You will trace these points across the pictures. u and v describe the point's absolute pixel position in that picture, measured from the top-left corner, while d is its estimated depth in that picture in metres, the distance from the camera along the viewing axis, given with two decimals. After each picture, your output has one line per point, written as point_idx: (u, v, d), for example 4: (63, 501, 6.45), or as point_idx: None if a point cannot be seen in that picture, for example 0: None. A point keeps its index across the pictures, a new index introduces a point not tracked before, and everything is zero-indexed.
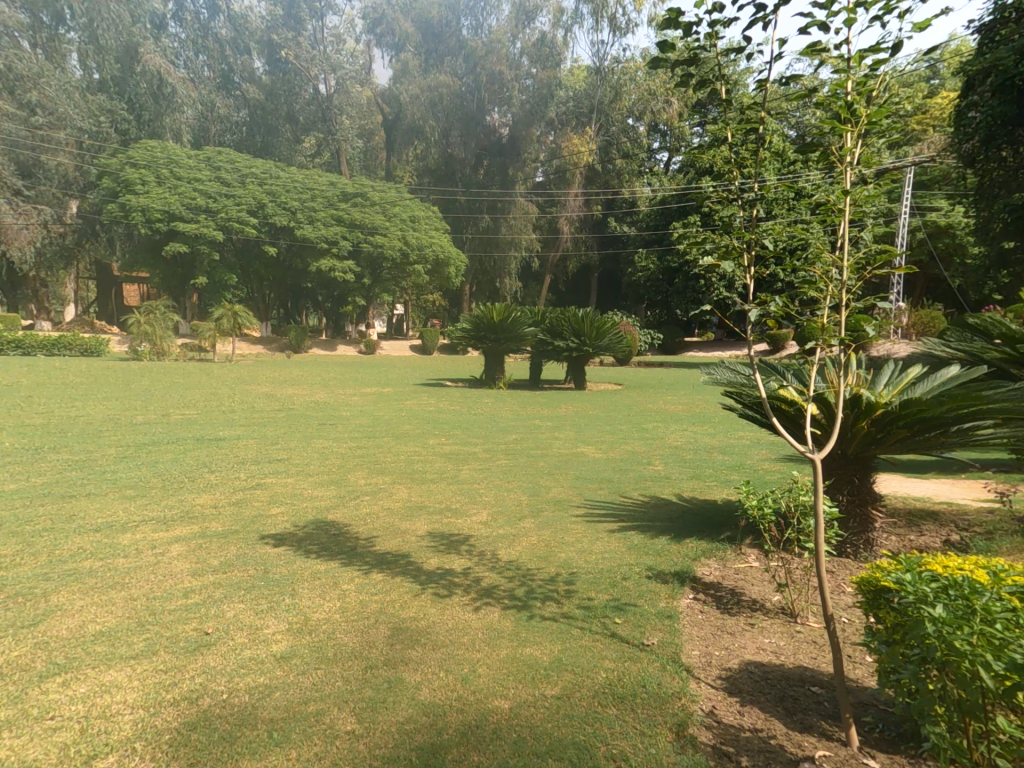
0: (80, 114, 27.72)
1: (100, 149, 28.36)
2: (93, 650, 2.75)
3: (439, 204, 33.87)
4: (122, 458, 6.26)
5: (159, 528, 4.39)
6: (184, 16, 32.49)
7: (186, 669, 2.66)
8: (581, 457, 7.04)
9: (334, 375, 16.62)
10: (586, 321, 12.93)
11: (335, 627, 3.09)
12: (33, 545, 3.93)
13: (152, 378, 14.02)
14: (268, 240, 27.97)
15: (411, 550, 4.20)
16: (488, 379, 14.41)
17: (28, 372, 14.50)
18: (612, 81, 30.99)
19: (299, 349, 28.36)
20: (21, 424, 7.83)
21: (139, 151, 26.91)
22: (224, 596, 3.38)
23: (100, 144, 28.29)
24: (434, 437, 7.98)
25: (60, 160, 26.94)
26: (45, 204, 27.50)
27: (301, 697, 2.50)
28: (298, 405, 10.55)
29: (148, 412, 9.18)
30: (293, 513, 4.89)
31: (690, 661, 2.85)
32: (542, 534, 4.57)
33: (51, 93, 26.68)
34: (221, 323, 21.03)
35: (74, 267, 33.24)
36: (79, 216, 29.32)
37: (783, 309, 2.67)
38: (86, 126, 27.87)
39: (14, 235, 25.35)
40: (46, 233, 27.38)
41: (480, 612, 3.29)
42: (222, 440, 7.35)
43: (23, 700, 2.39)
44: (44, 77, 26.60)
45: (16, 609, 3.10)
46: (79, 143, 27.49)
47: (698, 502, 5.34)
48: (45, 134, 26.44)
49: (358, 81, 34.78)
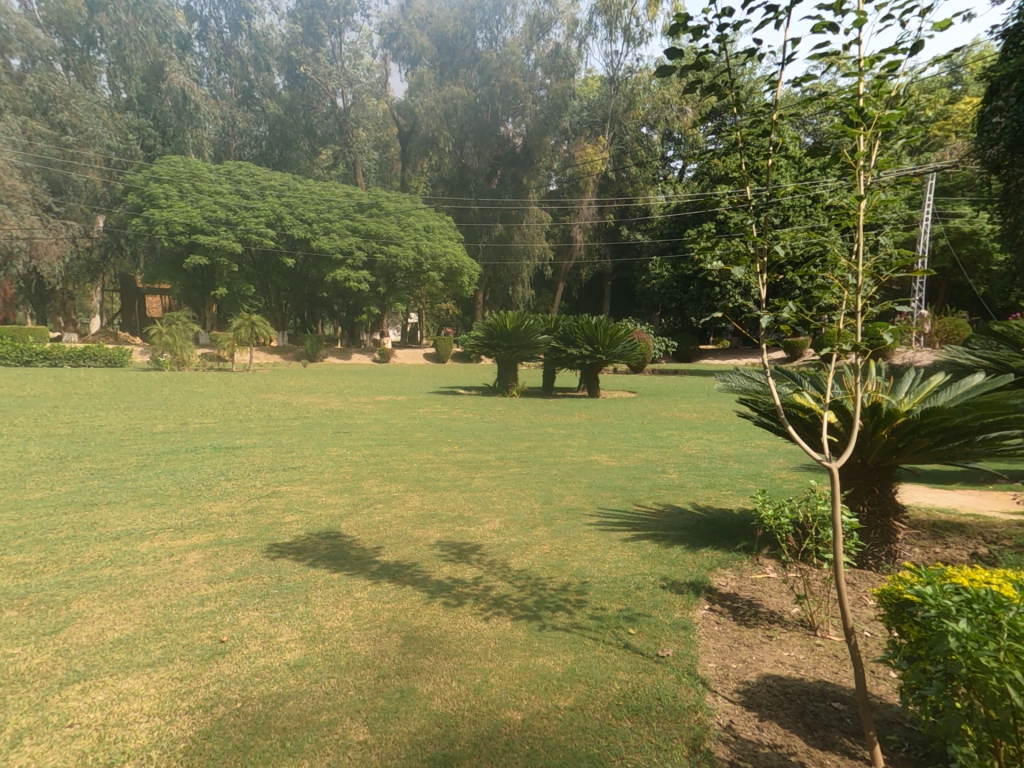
0: (108, 132, 28.77)
1: (126, 166, 29.37)
2: (111, 659, 2.79)
3: (454, 213, 34.19)
4: (142, 466, 6.39)
5: (177, 535, 4.46)
6: (209, 36, 33.77)
7: (201, 677, 2.69)
8: (594, 465, 7.02)
9: (349, 383, 16.84)
10: (600, 328, 12.94)
11: (348, 636, 3.11)
12: (57, 552, 4.03)
13: (172, 388, 14.29)
14: (286, 251, 28.45)
15: (422, 559, 4.21)
16: (502, 387, 14.44)
17: (55, 382, 14.98)
18: (625, 91, 31.06)
19: (315, 358, 28.64)
20: (47, 433, 8.05)
21: (163, 166, 27.74)
22: (239, 604, 3.42)
23: (126, 161, 29.30)
24: (448, 445, 8.01)
25: (89, 176, 27.98)
26: (74, 219, 28.34)
27: (313, 706, 2.51)
28: (314, 413, 10.66)
29: (169, 420, 9.39)
30: (307, 521, 4.95)
31: (706, 673, 2.80)
32: (555, 542, 4.55)
33: (80, 112, 27.66)
34: (238, 333, 21.35)
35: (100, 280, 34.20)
36: (105, 230, 29.95)
37: (797, 315, 2.65)
38: (114, 144, 28.89)
39: (43, 251, 26.16)
40: (74, 247, 28.30)
41: (492, 622, 3.27)
42: (238, 447, 7.48)
43: (43, 707, 2.44)
44: (74, 97, 27.81)
45: (39, 615, 3.18)
46: (107, 160, 28.55)
47: (713, 511, 5.27)
48: (75, 152, 27.52)
49: (374, 95, 35.33)
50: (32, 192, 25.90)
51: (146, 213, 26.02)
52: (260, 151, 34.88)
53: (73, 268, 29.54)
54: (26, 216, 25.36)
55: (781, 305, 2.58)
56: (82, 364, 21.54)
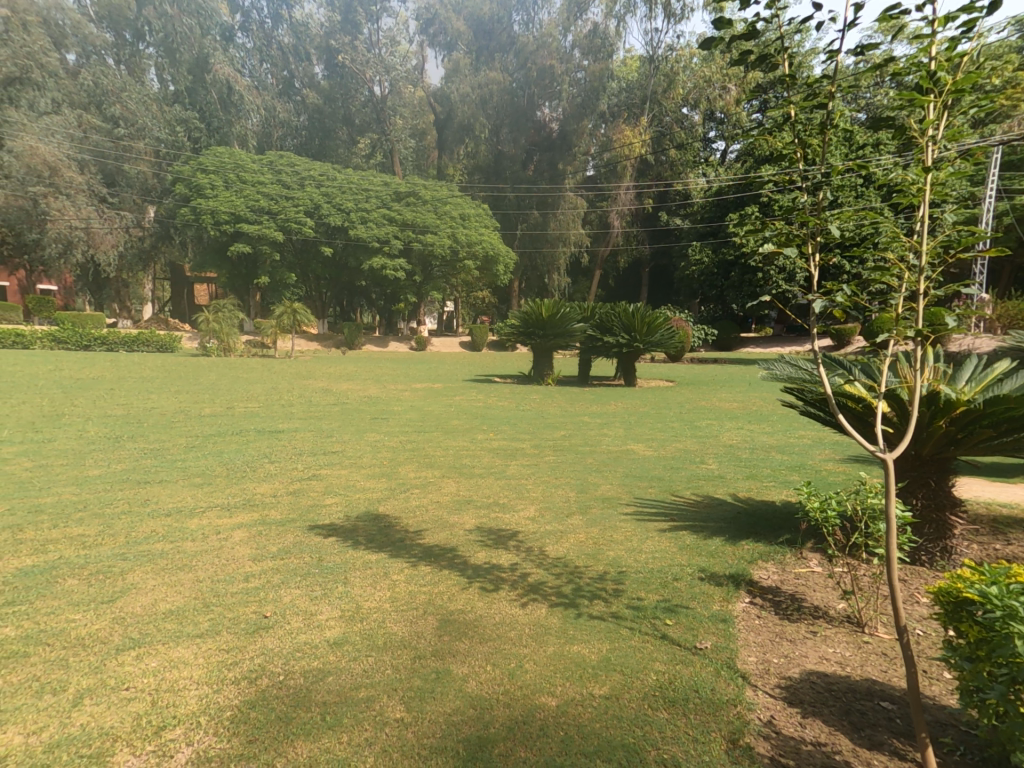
0: (158, 125, 30.04)
1: (175, 158, 30.68)
2: (164, 628, 2.93)
3: (489, 201, 34.19)
4: (191, 447, 6.68)
5: (224, 514, 4.64)
6: (251, 26, 34.42)
7: (245, 650, 2.80)
8: (629, 455, 6.90)
9: (387, 371, 17.10)
10: (637, 315, 12.52)
11: (386, 616, 3.18)
12: (113, 526, 4.26)
13: (220, 373, 14.87)
14: (325, 240, 28.99)
15: (458, 544, 4.26)
16: (537, 375, 14.32)
17: (113, 366, 15.85)
18: (666, 70, 30.01)
19: (354, 346, 29.18)
20: (106, 414, 8.53)
21: (209, 158, 28.69)
22: (282, 582, 3.53)
23: (175, 153, 30.62)
24: (482, 432, 8.04)
25: (141, 168, 29.48)
26: (127, 210, 29.77)
27: (352, 683, 2.58)
28: (352, 400, 10.86)
29: (216, 403, 9.78)
30: (347, 503, 5.08)
31: (747, 667, 2.72)
32: (591, 531, 4.52)
33: (131, 106, 29.06)
34: (281, 320, 21.88)
35: (152, 270, 35.74)
36: (157, 220, 31.35)
37: (852, 298, 2.50)
38: (164, 137, 30.20)
39: (100, 240, 27.79)
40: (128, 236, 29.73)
41: (527, 609, 3.28)
42: (282, 431, 7.73)
43: (102, 670, 2.58)
44: (125, 91, 29.27)
45: (98, 585, 3.36)
46: (156, 153, 29.96)
47: (754, 503, 5.12)
48: (127, 145, 29.05)
49: (410, 82, 35.56)
50: (89, 184, 27.47)
51: (194, 203, 27.01)
52: (301, 141, 35.59)
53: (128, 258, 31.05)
54: (84, 208, 26.96)
55: (833, 289, 2.44)
56: (136, 350, 22.66)
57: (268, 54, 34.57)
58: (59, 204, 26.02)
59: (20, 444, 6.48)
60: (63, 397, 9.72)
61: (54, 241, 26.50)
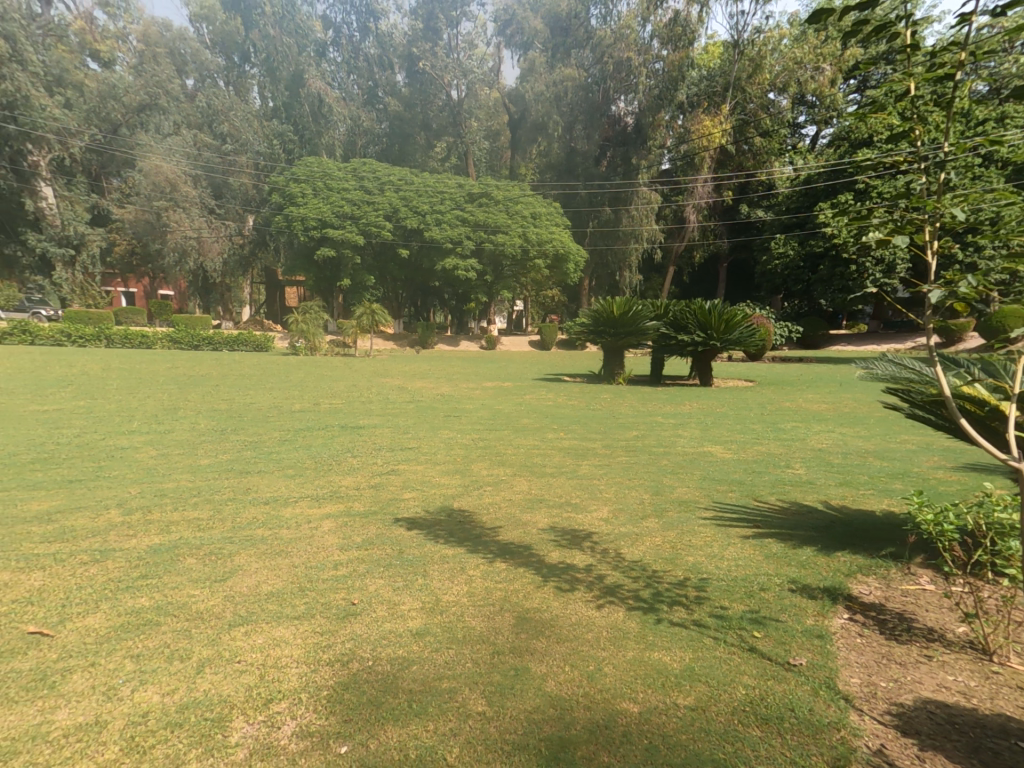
0: (258, 140, 32.67)
1: (272, 169, 33.15)
2: (266, 608, 3.14)
3: (561, 198, 34.52)
4: (284, 440, 7.14)
5: (313, 504, 4.92)
6: (341, 41, 37.04)
7: (338, 634, 2.95)
8: (708, 457, 6.64)
9: (459, 370, 17.48)
10: (714, 312, 12.03)
11: (464, 610, 3.24)
12: (221, 511, 4.63)
13: (307, 371, 15.82)
14: (402, 243, 30.01)
15: (533, 542, 4.27)
16: (607, 374, 14.13)
17: (216, 364, 17.30)
18: (751, 54, 28.29)
19: (427, 345, 30.08)
20: (212, 408, 9.33)
21: (301, 167, 30.73)
22: (367, 571, 3.69)
23: (272, 165, 33.08)
24: (553, 431, 8.02)
25: (243, 180, 31.95)
26: (231, 219, 32.49)
27: (436, 673, 2.65)
28: (426, 398, 11.19)
29: (305, 400, 10.41)
30: (423, 498, 5.23)
31: (850, 688, 2.53)
32: (668, 535, 4.38)
33: (238, 123, 31.73)
34: (361, 321, 22.85)
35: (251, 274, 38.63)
36: (255, 228, 33.88)
37: (978, 289, 2.25)
38: (263, 150, 32.84)
39: (209, 248, 30.32)
40: (231, 245, 32.32)
41: (604, 611, 3.23)
42: (362, 427, 8.08)
43: (217, 643, 2.80)
44: (232, 110, 32.20)
45: (211, 564, 3.66)
46: (256, 165, 32.42)
47: (850, 512, 4.76)
48: (232, 159, 31.64)
49: (487, 84, 36.18)
50: (200, 197, 30.28)
51: (287, 211, 28.99)
52: (382, 148, 37.05)
53: (233, 264, 33.52)
54: (197, 220, 29.67)
55: (956, 278, 2.20)
56: (236, 349, 24.47)
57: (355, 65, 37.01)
58: (177, 216, 28.90)
59: (143, 434, 7.21)
60: (177, 393, 10.74)
61: (172, 252, 29.48)
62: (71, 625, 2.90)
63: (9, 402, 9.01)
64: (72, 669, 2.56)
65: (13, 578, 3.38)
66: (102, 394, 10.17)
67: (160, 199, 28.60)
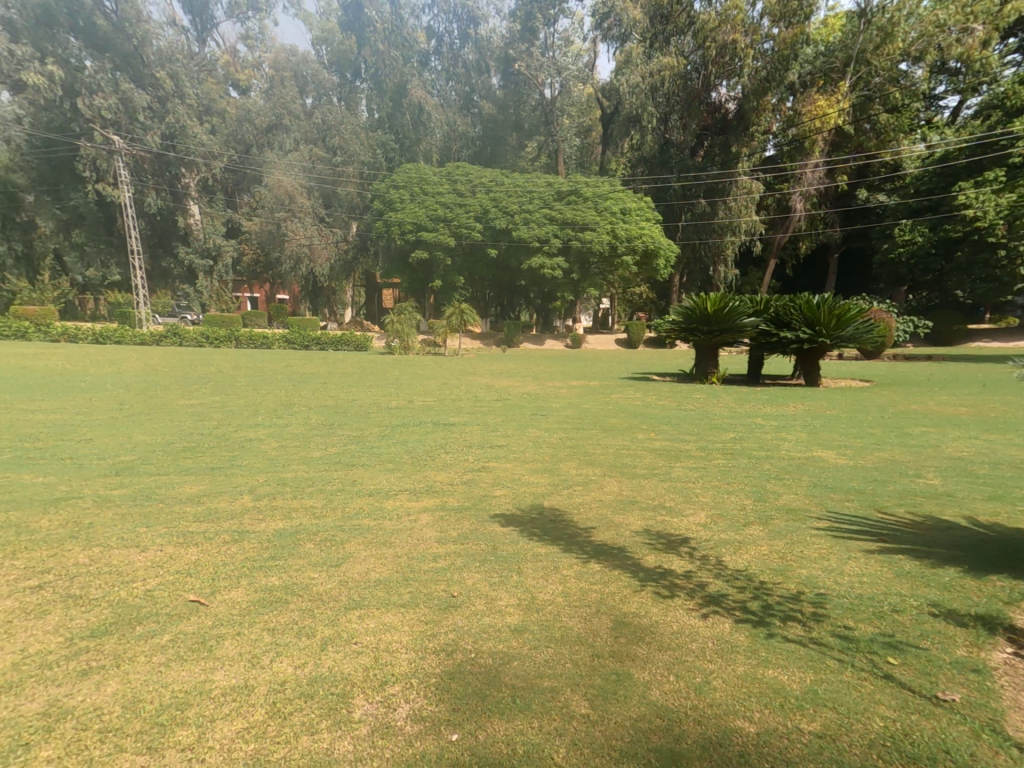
0: (364, 150, 35.46)
1: (375, 177, 35.69)
2: (375, 594, 3.27)
3: (652, 194, 32.80)
4: (383, 436, 7.48)
5: (411, 497, 5.09)
6: (444, 51, 39.90)
7: (441, 624, 3.00)
8: (819, 462, 6.11)
9: (545, 369, 17.50)
10: (823, 307, 11.18)
11: (560, 610, 3.18)
12: (331, 500, 4.93)
13: (402, 370, 16.59)
14: (490, 243, 30.58)
15: (627, 545, 4.13)
16: (700, 374, 13.54)
17: (323, 363, 18.62)
18: (881, 22, 25.55)
19: (512, 344, 30.49)
20: (319, 404, 10.01)
21: (400, 173, 32.65)
22: (464, 565, 3.74)
23: (375, 173, 35.62)
24: (644, 432, 7.77)
25: (349, 189, 35.08)
26: (337, 227, 35.68)
27: (537, 670, 2.62)
28: (513, 396, 11.29)
29: (400, 397, 10.87)
30: (514, 495, 5.25)
31: (1021, 735, 2.18)
32: (776, 544, 4.07)
33: (346, 136, 34.88)
34: (451, 321, 23.57)
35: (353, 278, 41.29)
36: (358, 234, 36.36)
37: None
38: (367, 160, 35.48)
39: (319, 255, 34.12)
40: (338, 251, 35.74)
41: (708, 621, 3.04)
42: (452, 424, 8.28)
43: (335, 623, 2.95)
44: (342, 124, 35.20)
45: (325, 550, 3.88)
46: (361, 175, 35.26)
47: (1001, 531, 4.16)
48: (341, 170, 34.86)
49: (581, 80, 34.46)
50: (313, 208, 33.98)
51: (387, 217, 30.97)
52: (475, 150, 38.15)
53: (338, 269, 36.39)
54: (309, 229, 33.40)
55: None
56: (338, 349, 26.07)
57: (454, 72, 39.66)
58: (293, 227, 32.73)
59: (266, 426, 7.90)
60: (289, 389, 11.65)
61: (289, 258, 33.59)
62: (219, 597, 3.19)
63: (161, 396, 10.28)
64: (224, 635, 2.81)
65: (175, 551, 3.78)
66: (232, 390, 11.26)
67: (281, 211, 32.82)
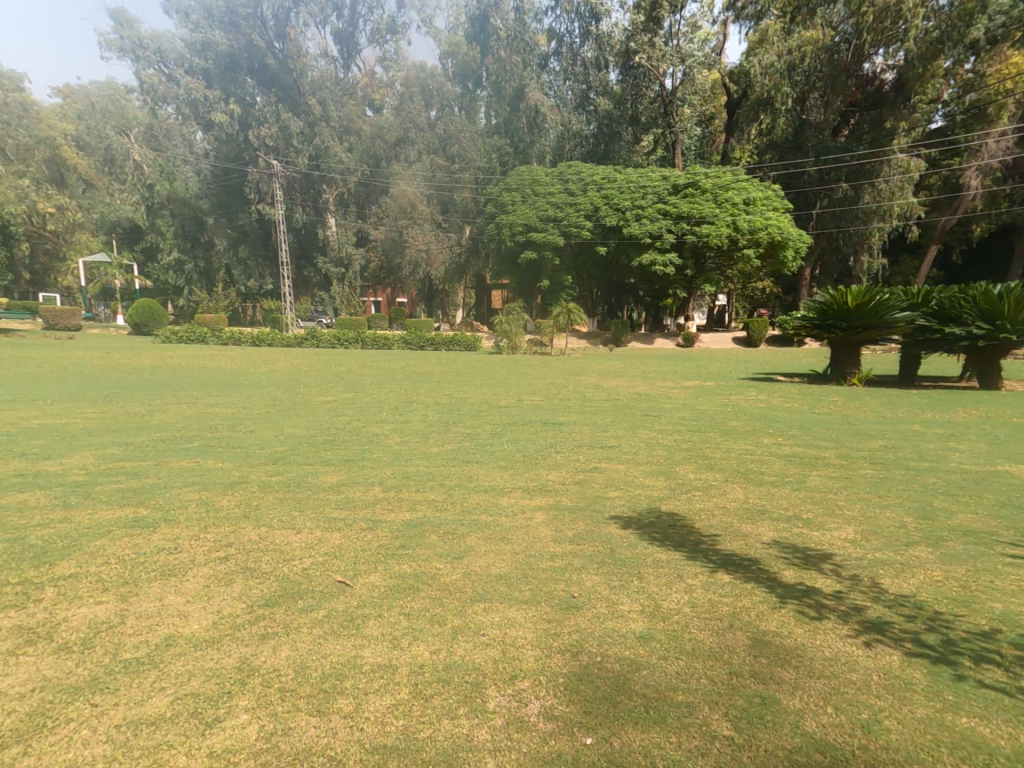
0: (480, 155, 36.91)
1: (489, 181, 37.06)
2: (497, 589, 3.22)
3: (783, 180, 31.03)
4: (495, 434, 7.56)
5: (524, 495, 5.04)
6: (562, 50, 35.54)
7: (564, 623, 2.87)
8: (1003, 479, 5.13)
9: (655, 369, 16.84)
10: (1005, 297, 9.63)
11: (688, 620, 2.91)
12: (450, 494, 5.02)
13: (511, 370, 16.84)
14: (600, 241, 30.36)
15: (760, 557, 3.72)
16: (836, 375, 12.24)
17: (437, 362, 19.50)
18: None
19: (620, 343, 29.95)
20: (437, 401, 10.40)
21: (514, 176, 32.89)
22: (582, 566, 3.58)
23: (489, 177, 37.06)
24: (771, 437, 7.10)
25: (465, 194, 37.13)
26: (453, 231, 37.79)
27: (669, 682, 2.40)
28: (623, 396, 10.96)
29: (510, 396, 10.97)
30: (629, 498, 5.00)
31: None
32: (953, 571, 3.43)
33: (466, 143, 36.85)
34: (558, 320, 23.67)
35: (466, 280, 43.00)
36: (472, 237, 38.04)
37: None
38: (483, 164, 36.99)
39: (436, 259, 37.28)
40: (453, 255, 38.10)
41: (871, 652, 2.61)
42: (562, 424, 8.16)
43: (464, 613, 2.94)
44: (463, 132, 37.18)
45: (448, 542, 3.92)
46: (477, 179, 37.01)
47: None
48: (459, 177, 37.07)
49: (708, 66, 31.51)
50: (431, 214, 36.73)
51: (500, 219, 32.23)
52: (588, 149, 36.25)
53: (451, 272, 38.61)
54: (426, 235, 36.71)
55: None
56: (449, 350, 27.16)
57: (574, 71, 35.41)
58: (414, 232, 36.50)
59: (389, 422, 8.34)
60: (408, 388, 12.26)
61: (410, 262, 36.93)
62: (360, 580, 3.31)
63: (302, 391, 11.34)
64: (368, 615, 2.90)
65: (324, 534, 4.03)
66: (362, 387, 12.09)
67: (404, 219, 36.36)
